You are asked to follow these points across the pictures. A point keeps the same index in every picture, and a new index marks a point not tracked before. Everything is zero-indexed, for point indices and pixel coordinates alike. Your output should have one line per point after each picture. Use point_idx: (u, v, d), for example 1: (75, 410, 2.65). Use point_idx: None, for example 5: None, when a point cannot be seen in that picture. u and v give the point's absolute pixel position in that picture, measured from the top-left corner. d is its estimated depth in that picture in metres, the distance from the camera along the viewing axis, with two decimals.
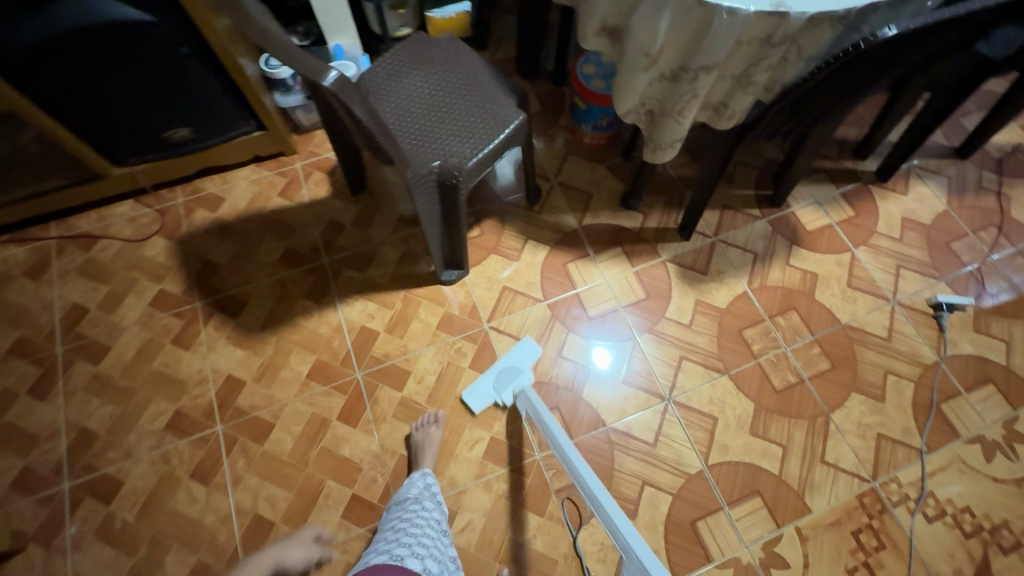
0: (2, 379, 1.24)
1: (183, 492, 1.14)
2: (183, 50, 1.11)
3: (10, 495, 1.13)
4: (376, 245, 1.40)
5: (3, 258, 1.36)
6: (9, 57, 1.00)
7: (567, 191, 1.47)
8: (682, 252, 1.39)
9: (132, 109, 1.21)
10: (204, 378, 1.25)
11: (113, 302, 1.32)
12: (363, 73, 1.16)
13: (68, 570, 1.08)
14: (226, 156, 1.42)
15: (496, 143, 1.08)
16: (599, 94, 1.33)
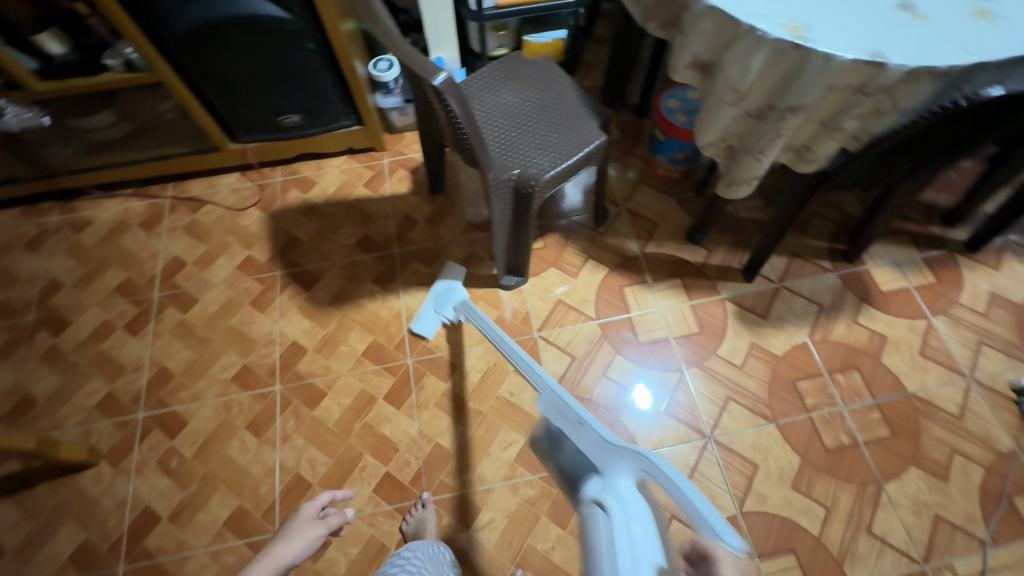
0: (106, 312, 1.40)
1: (237, 440, 1.24)
2: (308, 45, 1.25)
3: (95, 413, 1.27)
4: (444, 243, 1.47)
5: (125, 209, 1.55)
6: (169, 37, 1.17)
7: (633, 218, 1.49)
8: (743, 293, 1.37)
9: (256, 93, 1.36)
10: (272, 340, 1.35)
11: (208, 260, 1.47)
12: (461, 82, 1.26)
13: (128, 491, 1.19)
14: (325, 145, 1.56)
15: (575, 159, 1.13)
16: (679, 127, 1.37)
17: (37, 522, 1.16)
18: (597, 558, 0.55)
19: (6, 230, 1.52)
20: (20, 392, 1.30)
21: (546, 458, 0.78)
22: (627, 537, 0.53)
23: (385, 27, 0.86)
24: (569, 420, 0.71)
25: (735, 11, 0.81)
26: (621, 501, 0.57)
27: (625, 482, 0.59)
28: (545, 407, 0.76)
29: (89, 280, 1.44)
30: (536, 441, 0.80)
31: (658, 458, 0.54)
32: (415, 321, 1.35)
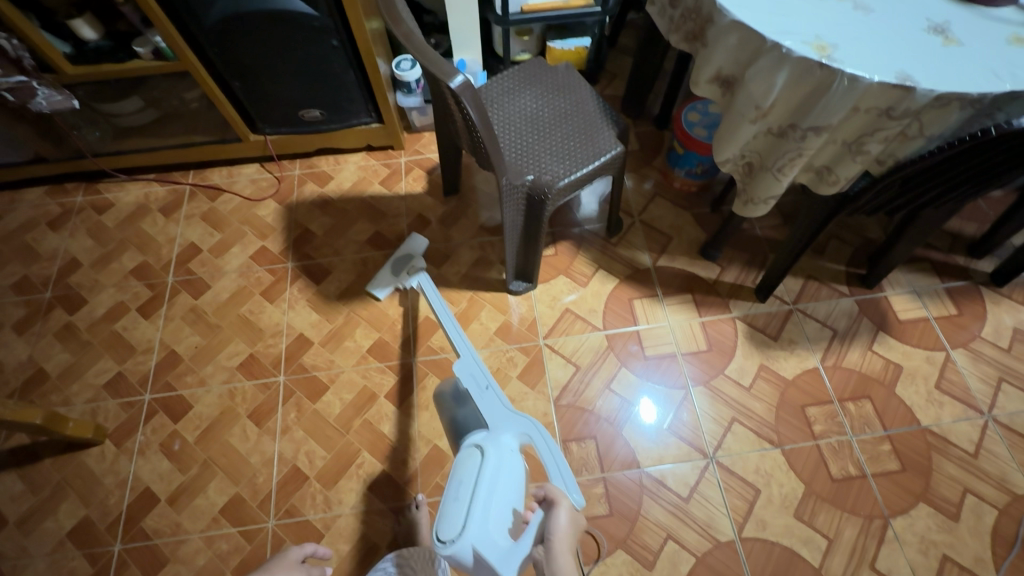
0: (121, 294, 1.42)
1: (238, 429, 1.25)
2: (333, 42, 1.27)
3: (103, 393, 1.29)
4: (455, 245, 1.47)
5: (147, 193, 1.58)
6: (198, 28, 1.19)
7: (647, 230, 1.47)
8: (755, 313, 1.35)
9: (279, 88, 1.38)
10: (279, 331, 1.36)
11: (222, 248, 1.48)
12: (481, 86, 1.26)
13: (130, 472, 1.21)
14: (344, 141, 1.57)
15: (590, 169, 1.12)
16: (699, 142, 1.35)
17: (40, 496, 1.18)
18: (462, 479, 0.77)
19: (31, 208, 1.56)
20: (33, 367, 1.33)
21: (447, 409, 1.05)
22: (495, 473, 0.76)
23: (406, 28, 0.86)
24: (477, 386, 0.97)
25: (760, 27, 0.80)
26: (497, 451, 0.80)
27: (506, 439, 0.84)
28: (460, 370, 1.00)
29: (106, 261, 1.47)
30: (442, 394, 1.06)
31: (544, 431, 0.86)
32: (373, 282, 1.39)
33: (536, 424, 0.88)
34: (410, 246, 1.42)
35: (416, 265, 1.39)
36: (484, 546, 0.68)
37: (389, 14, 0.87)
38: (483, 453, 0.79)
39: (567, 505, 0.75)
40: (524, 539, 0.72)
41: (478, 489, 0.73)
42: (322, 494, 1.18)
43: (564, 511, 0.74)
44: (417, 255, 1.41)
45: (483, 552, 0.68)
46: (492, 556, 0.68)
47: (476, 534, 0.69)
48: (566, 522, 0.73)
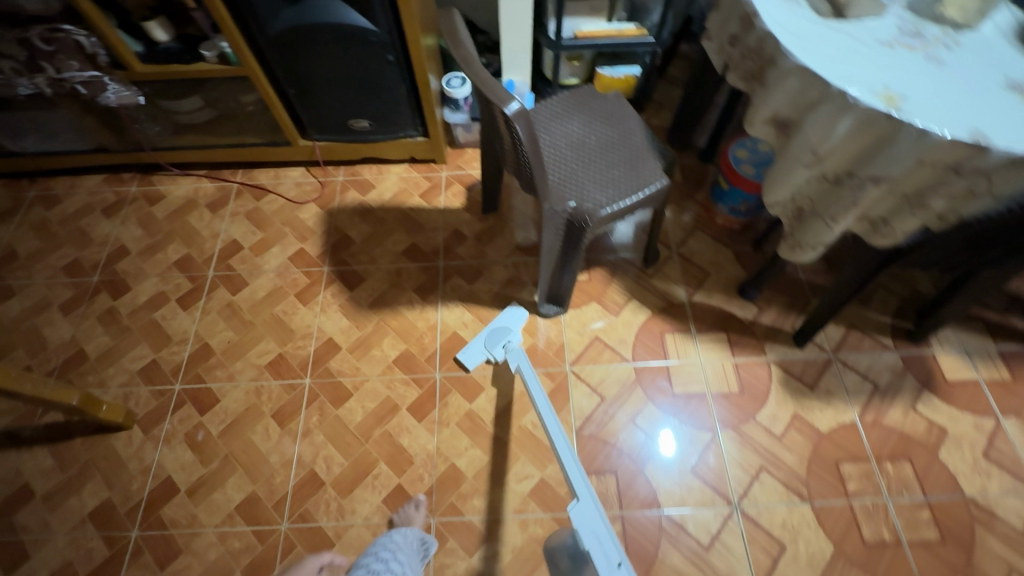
0: (163, 283, 1.47)
1: (261, 427, 1.26)
2: (389, 57, 1.30)
3: (136, 378, 1.33)
4: (489, 263, 1.48)
5: (197, 188, 1.64)
6: (263, 36, 1.24)
7: (684, 264, 1.45)
8: (792, 359, 1.30)
9: (333, 97, 1.41)
10: (310, 334, 1.38)
11: (263, 247, 1.52)
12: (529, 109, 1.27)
13: (153, 458, 1.23)
14: (389, 151, 1.60)
15: (633, 199, 1.11)
16: (746, 179, 1.34)
17: (66, 474, 1.21)
18: None
19: (89, 194, 1.63)
20: (74, 347, 1.37)
21: (560, 554, 0.96)
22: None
23: (467, 54, 0.87)
24: (607, 561, 0.79)
25: (818, 69, 0.79)
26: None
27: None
28: (577, 518, 0.85)
29: (153, 251, 1.52)
30: (549, 546, 1.00)
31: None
32: (463, 351, 1.25)
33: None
34: (507, 320, 1.28)
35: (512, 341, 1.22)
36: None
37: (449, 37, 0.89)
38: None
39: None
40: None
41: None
42: (336, 501, 1.18)
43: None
44: (513, 329, 1.27)
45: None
46: None
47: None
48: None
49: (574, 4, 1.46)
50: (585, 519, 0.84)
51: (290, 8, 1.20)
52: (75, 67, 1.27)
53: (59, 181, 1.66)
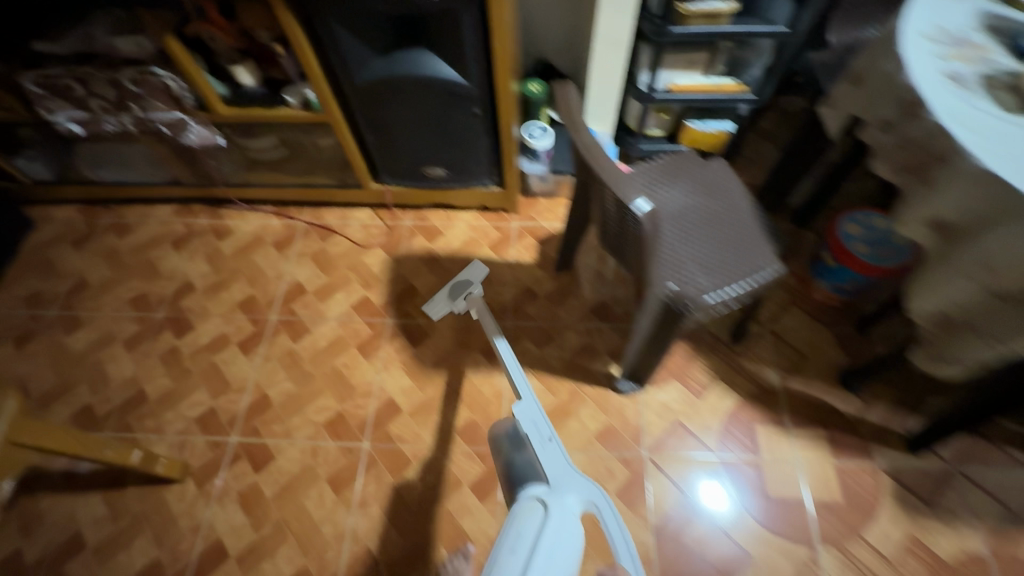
0: (225, 325, 1.44)
1: (316, 493, 1.19)
2: (475, 111, 1.24)
3: (193, 426, 1.29)
4: (561, 326, 1.39)
5: (264, 225, 1.61)
6: (348, 85, 1.19)
7: (777, 343, 1.32)
8: (905, 468, 1.14)
9: (411, 145, 1.36)
10: (370, 392, 1.31)
11: (326, 293, 1.47)
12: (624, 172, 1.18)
13: (205, 518, 1.17)
14: (460, 199, 1.54)
15: (741, 288, 1.00)
16: (855, 256, 1.19)
17: (117, 527, 1.17)
18: (518, 535, 0.71)
19: (160, 224, 1.63)
20: (135, 387, 1.35)
21: (501, 452, 0.97)
22: (557, 535, 0.70)
23: (588, 141, 0.81)
24: (539, 436, 0.91)
25: (1003, 171, 0.67)
26: (560, 511, 0.75)
27: (573, 502, 0.77)
28: (520, 412, 0.94)
29: (218, 289, 1.50)
30: (496, 434, 1.00)
31: (610, 502, 0.80)
32: (429, 305, 1.34)
33: (604, 494, 0.81)
34: (470, 274, 1.36)
35: (473, 291, 1.30)
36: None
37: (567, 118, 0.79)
38: (545, 510, 0.74)
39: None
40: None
41: (538, 545, 0.68)
42: None
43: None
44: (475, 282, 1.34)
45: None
46: None
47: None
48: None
49: (672, 57, 1.37)
50: (524, 413, 0.95)
51: (381, 59, 1.15)
52: (162, 108, 1.27)
53: (133, 210, 1.67)
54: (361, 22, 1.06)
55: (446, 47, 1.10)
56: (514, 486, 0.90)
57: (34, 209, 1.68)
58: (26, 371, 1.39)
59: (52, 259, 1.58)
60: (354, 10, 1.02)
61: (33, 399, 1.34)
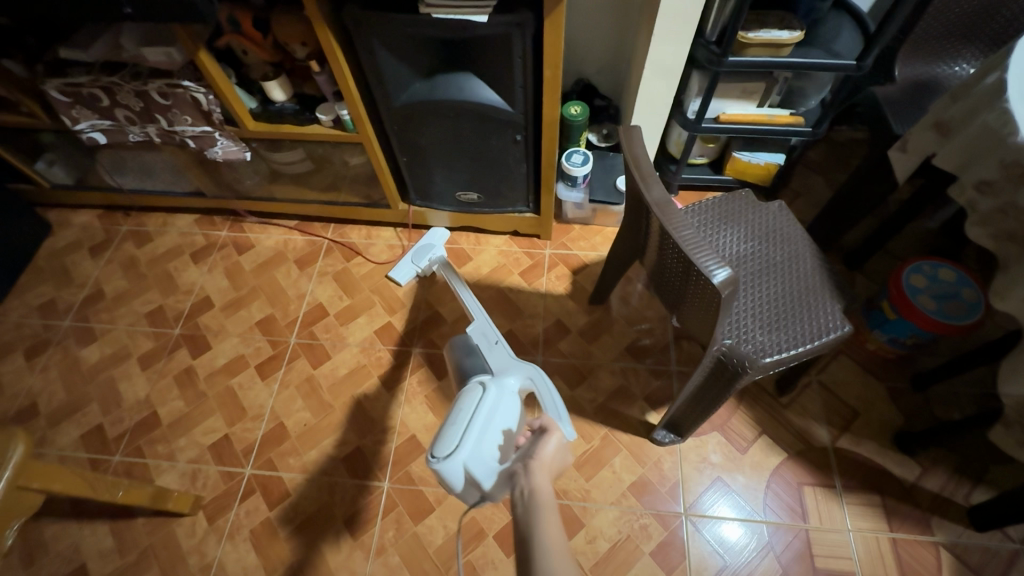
0: (243, 346, 1.38)
1: (332, 535, 1.13)
2: (517, 137, 1.17)
3: (206, 455, 1.23)
4: (594, 365, 1.31)
5: (286, 241, 1.55)
6: (385, 107, 1.12)
7: (826, 396, 1.24)
8: (967, 545, 1.06)
9: (445, 168, 1.29)
10: (391, 428, 1.25)
11: (349, 316, 1.41)
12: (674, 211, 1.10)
13: (215, 557, 1.12)
14: (492, 224, 1.47)
15: (804, 349, 0.91)
16: (923, 314, 1.10)
17: (124, 561, 1.11)
18: (464, 409, 0.74)
19: (180, 235, 1.58)
20: (148, 409, 1.29)
21: (454, 361, 0.99)
22: (495, 404, 0.74)
23: (661, 199, 0.67)
24: (486, 341, 0.99)
25: None
26: (501, 389, 0.77)
27: (513, 380, 0.81)
28: (472, 329, 1.01)
29: (236, 307, 1.44)
30: (454, 347, 1.00)
31: (547, 380, 0.87)
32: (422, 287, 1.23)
33: (540, 373, 0.88)
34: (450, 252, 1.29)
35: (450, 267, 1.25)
36: (475, 467, 0.67)
37: (636, 169, 0.71)
38: (488, 388, 0.76)
39: (558, 436, 0.67)
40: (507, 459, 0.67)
41: (477, 414, 0.72)
42: None
43: (553, 440, 0.65)
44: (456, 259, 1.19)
45: (471, 471, 0.67)
46: (482, 476, 0.67)
47: (472, 450, 0.68)
48: (553, 451, 0.65)
49: (725, 86, 1.29)
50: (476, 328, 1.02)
51: (422, 81, 1.08)
52: (188, 122, 1.21)
53: (152, 218, 1.62)
54: (405, 43, 0.99)
55: (492, 72, 1.03)
56: (464, 384, 0.94)
57: (51, 212, 1.64)
58: (36, 385, 1.34)
59: (68, 266, 1.53)
60: (399, 32, 0.95)
61: (43, 416, 1.29)
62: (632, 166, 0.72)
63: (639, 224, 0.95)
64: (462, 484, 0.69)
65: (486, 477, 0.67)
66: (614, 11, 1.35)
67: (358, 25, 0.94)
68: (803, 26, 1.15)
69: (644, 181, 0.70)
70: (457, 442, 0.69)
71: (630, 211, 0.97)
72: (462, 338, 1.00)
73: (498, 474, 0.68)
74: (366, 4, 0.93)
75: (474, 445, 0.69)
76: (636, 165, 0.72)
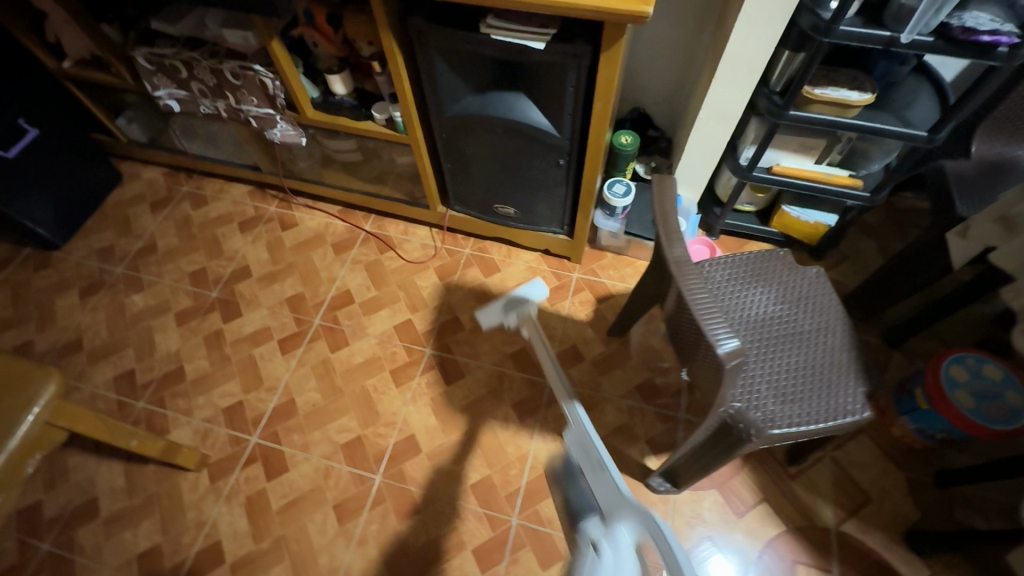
0: (270, 318, 1.44)
1: (320, 516, 1.17)
2: (559, 161, 1.17)
3: (219, 416, 1.30)
4: (602, 398, 1.31)
5: (328, 224, 1.61)
6: (436, 115, 1.15)
7: (838, 475, 1.18)
8: None
9: (486, 180, 1.31)
10: (393, 424, 1.28)
11: (373, 307, 1.45)
12: (706, 260, 1.08)
13: (211, 515, 1.18)
14: (524, 239, 1.48)
15: (815, 429, 0.87)
16: (955, 411, 1.03)
17: (132, 502, 1.19)
18: None
19: (232, 203, 1.67)
20: (176, 363, 1.38)
21: (556, 491, 0.71)
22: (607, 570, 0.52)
23: (680, 256, 0.67)
24: (592, 465, 0.67)
25: None
26: (613, 540, 0.56)
27: (626, 528, 0.57)
28: (570, 437, 0.75)
29: (271, 280, 1.51)
30: (550, 467, 0.74)
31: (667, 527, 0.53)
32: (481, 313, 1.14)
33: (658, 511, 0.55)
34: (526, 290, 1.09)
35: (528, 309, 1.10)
36: None
37: (663, 223, 0.71)
38: (601, 550, 0.55)
39: None
40: None
41: None
42: None
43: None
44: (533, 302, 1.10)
45: None
46: None
47: None
48: None
49: (783, 138, 1.25)
50: (574, 437, 0.74)
51: (474, 96, 1.10)
52: (254, 103, 1.27)
53: (211, 183, 1.71)
54: (463, 59, 1.02)
55: (544, 96, 1.04)
56: (574, 534, 0.65)
57: (125, 164, 1.76)
58: (84, 323, 1.44)
59: (130, 217, 1.65)
60: (457, 48, 0.97)
61: (84, 353, 1.39)
62: (659, 219, 0.71)
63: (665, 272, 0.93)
64: None
65: None
66: (680, 47, 1.33)
67: (419, 35, 0.97)
68: (875, 88, 1.09)
69: (668, 238, 0.69)
70: None
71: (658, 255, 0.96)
72: (560, 457, 0.74)
73: None
74: (430, 16, 0.95)
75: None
76: (664, 218, 0.71)
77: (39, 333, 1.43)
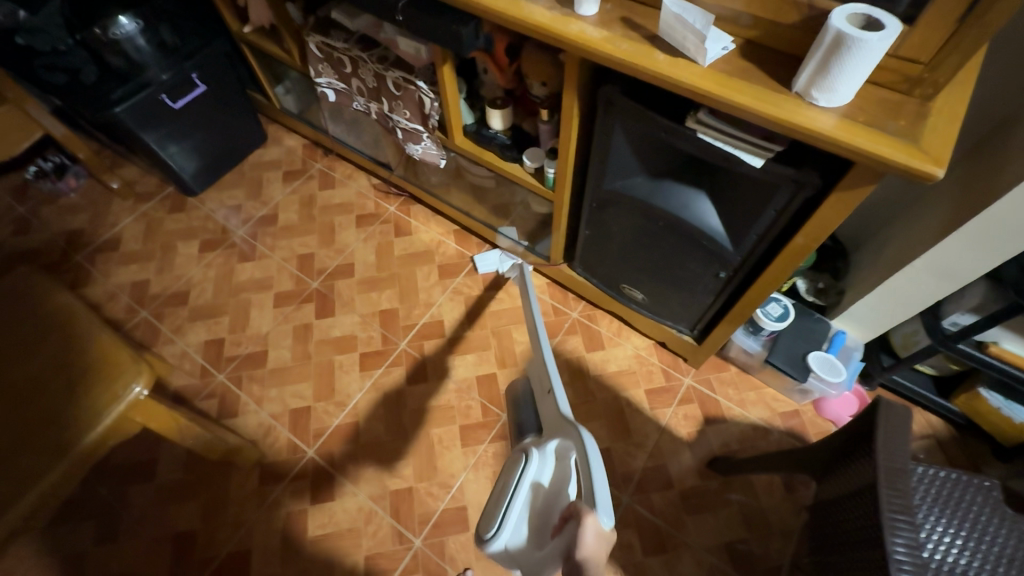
0: (359, 327, 1.40)
1: (350, 563, 1.11)
2: (719, 274, 0.98)
3: (285, 416, 1.27)
4: (680, 541, 1.13)
5: (440, 243, 1.53)
6: (594, 184, 1.01)
7: None
8: None
9: (623, 259, 1.15)
10: (448, 486, 1.18)
11: (461, 348, 1.36)
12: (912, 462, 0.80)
13: (250, 519, 1.15)
14: (641, 324, 1.31)
15: None
16: None
17: (185, 478, 1.20)
18: (504, 482, 0.66)
19: (356, 193, 1.64)
20: (262, 345, 1.37)
21: (511, 409, 0.92)
22: (534, 481, 0.63)
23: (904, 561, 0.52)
24: (539, 385, 0.77)
25: None
26: (539, 454, 0.65)
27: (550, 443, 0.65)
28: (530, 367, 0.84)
29: (371, 286, 1.46)
30: (511, 392, 0.93)
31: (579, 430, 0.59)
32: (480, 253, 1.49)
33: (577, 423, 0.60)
34: None
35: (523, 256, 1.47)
36: (518, 549, 0.61)
37: (888, 484, 0.56)
38: (530, 457, 0.65)
39: (594, 525, 0.50)
40: (543, 543, 0.59)
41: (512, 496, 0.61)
42: None
43: (591, 530, 0.49)
44: None
45: (518, 548, 0.61)
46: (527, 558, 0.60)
47: (510, 534, 0.60)
48: (587, 552, 0.49)
49: None
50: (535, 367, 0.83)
51: (646, 178, 0.95)
52: (406, 115, 1.20)
53: (342, 166, 1.70)
54: (648, 140, 0.86)
55: (734, 205, 0.86)
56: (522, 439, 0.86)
57: (272, 126, 1.80)
58: (194, 277, 1.49)
59: (262, 181, 1.67)
60: (647, 130, 0.82)
61: (187, 309, 1.43)
62: (884, 481, 0.56)
63: (844, 466, 0.71)
64: (513, 564, 0.62)
65: (526, 552, 0.60)
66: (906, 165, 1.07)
67: (609, 106, 0.83)
68: None
69: (890, 522, 0.54)
70: (497, 525, 0.60)
71: (843, 436, 0.74)
72: (518, 386, 0.93)
73: (539, 540, 0.60)
74: (628, 88, 0.81)
75: (514, 523, 0.61)
76: (891, 479, 0.56)
77: (156, 276, 1.49)
